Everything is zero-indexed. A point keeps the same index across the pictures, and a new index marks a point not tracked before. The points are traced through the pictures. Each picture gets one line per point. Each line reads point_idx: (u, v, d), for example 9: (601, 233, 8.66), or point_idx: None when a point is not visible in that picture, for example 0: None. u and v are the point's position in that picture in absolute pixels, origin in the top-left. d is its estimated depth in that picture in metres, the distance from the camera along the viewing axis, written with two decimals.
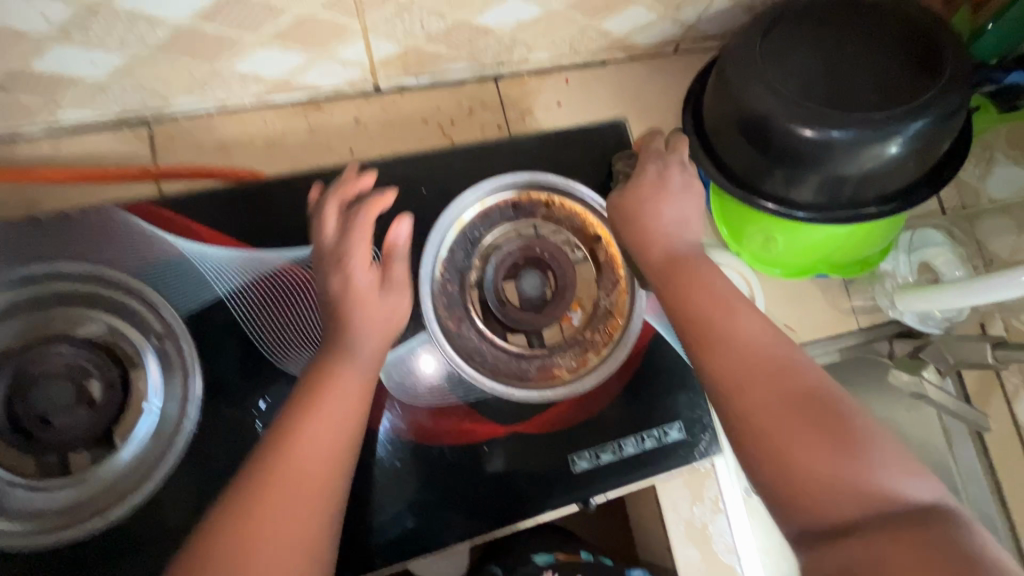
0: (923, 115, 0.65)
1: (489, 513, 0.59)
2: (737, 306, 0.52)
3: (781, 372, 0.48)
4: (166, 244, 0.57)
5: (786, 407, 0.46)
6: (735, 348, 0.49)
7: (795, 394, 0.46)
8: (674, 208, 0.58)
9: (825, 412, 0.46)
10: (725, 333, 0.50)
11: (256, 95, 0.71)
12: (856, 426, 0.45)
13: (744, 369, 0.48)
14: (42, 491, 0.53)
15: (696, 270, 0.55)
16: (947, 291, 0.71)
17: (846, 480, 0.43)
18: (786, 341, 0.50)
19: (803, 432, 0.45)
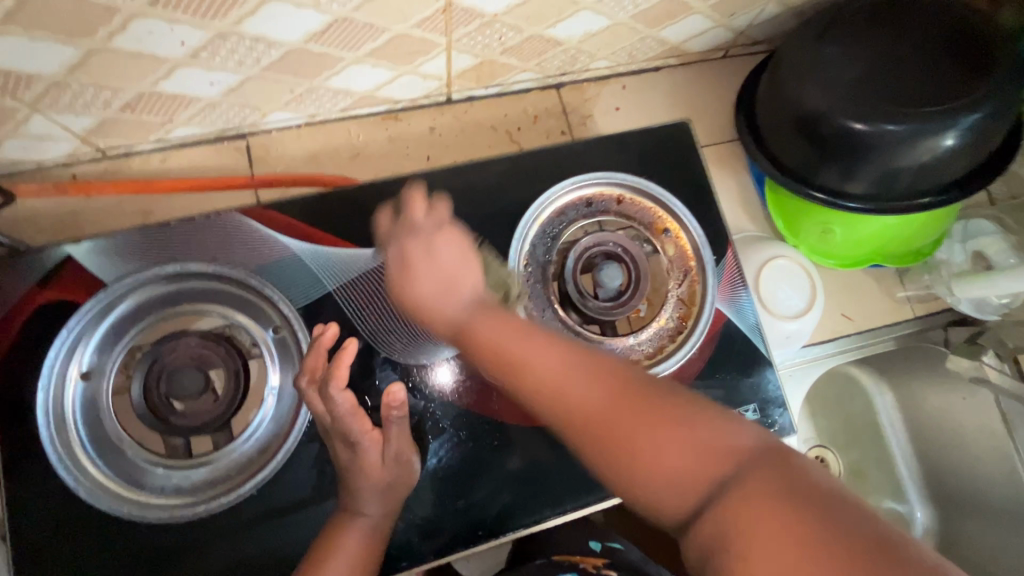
0: (977, 108, 0.69)
1: (579, 490, 0.63)
2: (478, 316, 0.52)
3: (513, 367, 0.49)
4: (279, 243, 0.62)
5: (545, 397, 0.47)
6: (502, 350, 0.50)
7: (536, 379, 0.48)
8: (429, 278, 0.55)
9: (609, 391, 0.46)
10: (479, 344, 0.51)
11: (343, 108, 0.77)
12: (574, 401, 0.46)
13: (575, 389, 0.47)
14: (179, 470, 0.57)
15: (491, 317, 0.53)
16: (1006, 276, 0.74)
17: (638, 454, 0.43)
18: (527, 336, 0.50)
19: (571, 419, 0.46)
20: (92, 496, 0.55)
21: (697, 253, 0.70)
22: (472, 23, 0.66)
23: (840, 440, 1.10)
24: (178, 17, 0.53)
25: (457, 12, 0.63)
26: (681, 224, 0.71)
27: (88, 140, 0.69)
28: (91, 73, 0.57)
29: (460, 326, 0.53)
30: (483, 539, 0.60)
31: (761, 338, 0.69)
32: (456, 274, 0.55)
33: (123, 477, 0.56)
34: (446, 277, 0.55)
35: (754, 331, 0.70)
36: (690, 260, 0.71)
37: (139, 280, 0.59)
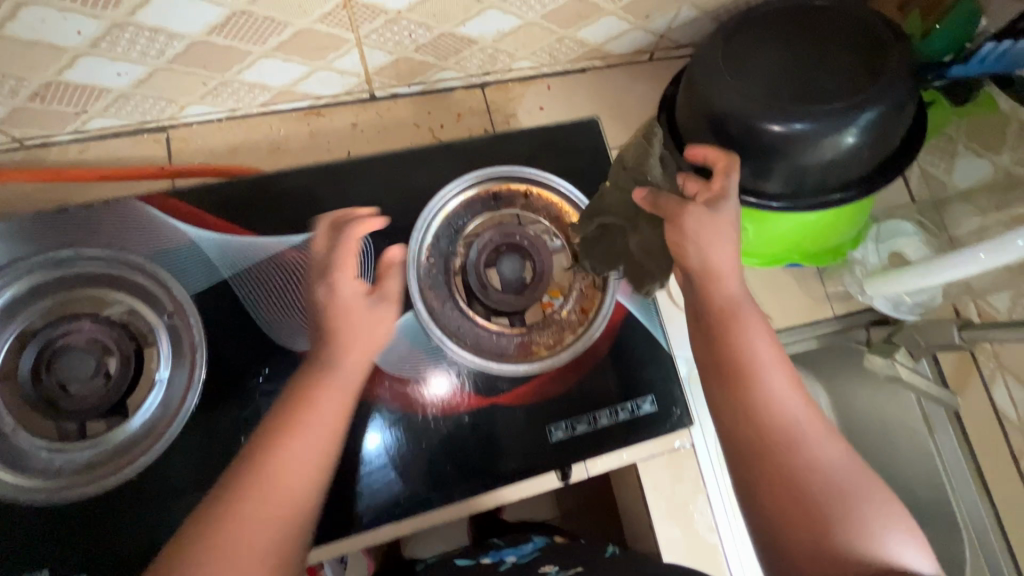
0: (872, 106, 0.70)
1: (470, 481, 0.63)
2: (812, 415, 0.52)
3: (792, 438, 0.51)
4: (178, 230, 0.64)
5: (782, 463, 0.50)
6: (759, 403, 0.52)
7: (789, 450, 0.50)
8: (717, 249, 0.57)
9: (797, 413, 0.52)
10: (758, 402, 0.52)
11: (262, 103, 0.78)
12: (790, 440, 0.50)
13: (758, 399, 0.53)
14: (62, 452, 0.58)
15: (751, 319, 0.56)
16: (910, 272, 0.75)
17: (760, 406, 0.52)
18: (751, 321, 0.56)
19: (797, 496, 0.48)
20: None
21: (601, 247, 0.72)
22: (377, 19, 0.67)
23: None
24: (67, 6, 0.55)
25: (359, 8, 0.65)
26: None
27: (3, 130, 0.70)
28: None
29: (716, 311, 0.57)
30: (369, 525, 0.61)
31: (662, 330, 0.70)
32: (725, 269, 0.57)
33: (4, 459, 0.57)
34: (739, 254, 0.58)
35: (653, 323, 0.70)
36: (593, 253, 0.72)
37: (33, 265, 0.60)
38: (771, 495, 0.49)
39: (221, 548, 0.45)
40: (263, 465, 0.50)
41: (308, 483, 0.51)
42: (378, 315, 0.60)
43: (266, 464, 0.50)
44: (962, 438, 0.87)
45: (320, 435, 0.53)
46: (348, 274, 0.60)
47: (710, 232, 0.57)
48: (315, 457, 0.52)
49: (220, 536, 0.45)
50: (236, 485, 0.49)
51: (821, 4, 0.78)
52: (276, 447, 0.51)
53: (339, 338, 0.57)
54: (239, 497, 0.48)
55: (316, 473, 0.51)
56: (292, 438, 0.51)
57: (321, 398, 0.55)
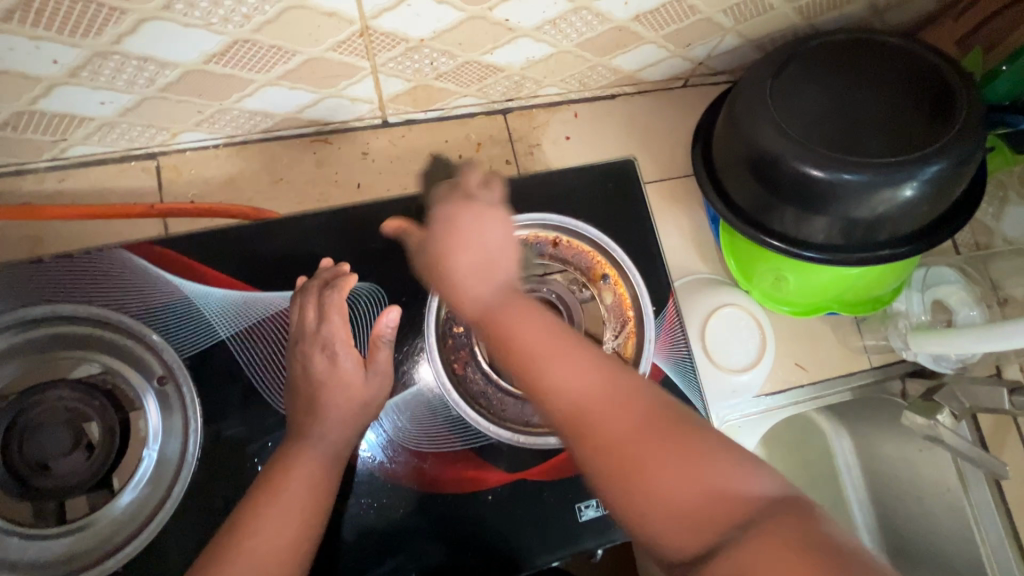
0: (936, 160, 0.65)
1: (493, 566, 0.57)
2: (554, 345, 0.45)
3: (614, 385, 0.43)
4: (170, 284, 0.57)
5: (629, 420, 0.42)
6: (576, 358, 0.45)
7: (623, 405, 0.42)
8: (486, 240, 0.51)
9: (615, 392, 0.43)
10: (562, 375, 0.43)
11: (264, 129, 0.71)
12: (559, 414, 0.42)
13: (572, 392, 0.43)
14: (37, 539, 0.51)
15: (517, 307, 0.48)
16: (962, 335, 0.69)
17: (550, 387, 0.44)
18: (509, 299, 0.48)
19: (661, 455, 0.40)
20: None
21: (637, 303, 0.66)
22: (396, 48, 0.60)
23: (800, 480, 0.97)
24: (39, 34, 0.47)
25: (377, 36, 0.57)
26: (620, 270, 0.66)
27: None
28: None
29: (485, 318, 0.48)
30: None
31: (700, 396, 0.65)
32: (444, 252, 0.53)
33: None
34: (503, 253, 0.51)
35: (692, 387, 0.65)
36: (628, 309, 0.66)
37: (2, 324, 0.53)
38: (624, 473, 0.40)
39: None
40: (240, 548, 0.47)
41: (281, 560, 0.48)
42: (371, 389, 0.57)
43: (231, 545, 0.48)
44: (999, 501, 0.80)
45: (296, 509, 0.50)
46: (346, 344, 0.57)
47: (476, 223, 0.53)
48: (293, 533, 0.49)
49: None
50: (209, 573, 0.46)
51: (882, 42, 0.72)
52: (248, 527, 0.48)
53: (327, 413, 0.54)
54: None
55: (292, 549, 0.49)
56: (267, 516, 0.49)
57: (301, 466, 0.52)
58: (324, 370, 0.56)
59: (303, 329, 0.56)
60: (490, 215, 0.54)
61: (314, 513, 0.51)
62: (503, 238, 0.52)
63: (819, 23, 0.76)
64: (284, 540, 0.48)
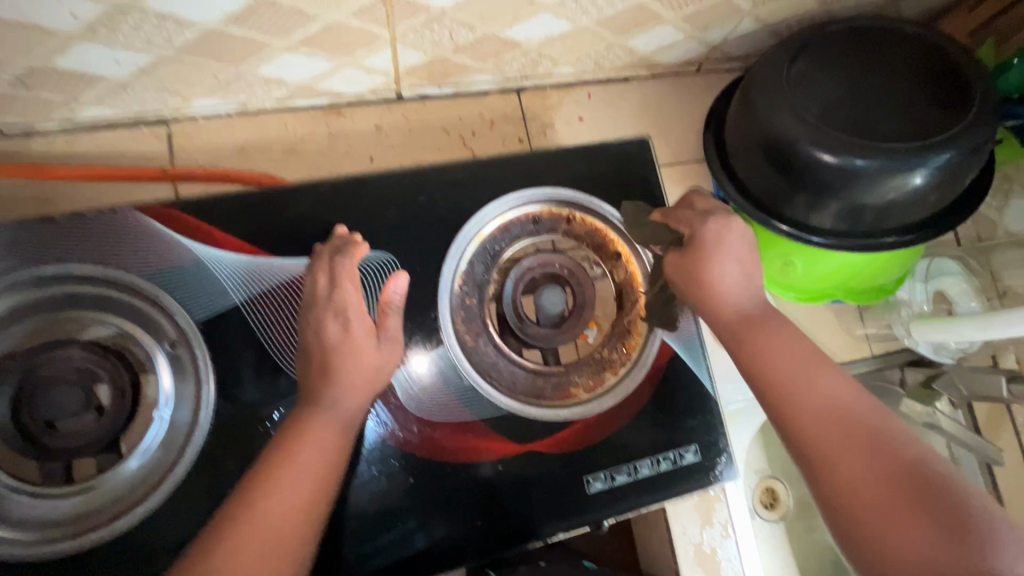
0: (948, 148, 0.65)
1: (501, 534, 0.58)
2: (822, 367, 0.50)
3: (871, 442, 0.46)
4: (182, 247, 0.56)
5: (863, 481, 0.45)
6: (813, 407, 0.48)
7: (878, 467, 0.45)
8: (731, 272, 0.56)
9: (890, 446, 0.45)
10: (810, 408, 0.48)
11: (278, 98, 0.70)
12: (819, 454, 0.47)
13: (819, 429, 0.47)
14: (46, 499, 0.51)
15: (772, 330, 0.53)
16: (964, 323, 0.71)
17: (809, 421, 0.48)
18: (766, 335, 0.53)
19: (905, 512, 0.43)
20: None
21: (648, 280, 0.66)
22: (417, 17, 0.60)
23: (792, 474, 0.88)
24: None
25: (399, 4, 0.57)
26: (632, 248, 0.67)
27: None
28: None
29: (734, 336, 0.54)
30: None
31: (707, 373, 0.65)
32: (725, 287, 0.55)
33: None
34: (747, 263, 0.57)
35: (699, 363, 0.65)
36: (639, 286, 0.66)
37: (12, 283, 0.53)
38: (861, 511, 0.44)
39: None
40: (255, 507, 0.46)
41: (294, 523, 0.46)
42: (382, 358, 0.55)
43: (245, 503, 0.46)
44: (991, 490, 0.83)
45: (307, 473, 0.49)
46: (359, 310, 0.55)
47: (724, 236, 0.57)
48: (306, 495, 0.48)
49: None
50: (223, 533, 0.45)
51: (896, 30, 0.73)
52: (256, 491, 0.46)
53: (340, 378, 0.53)
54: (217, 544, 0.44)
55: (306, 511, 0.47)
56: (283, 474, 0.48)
57: (313, 427, 0.51)
58: (337, 336, 0.54)
59: (315, 294, 0.55)
60: (739, 238, 0.57)
61: (326, 478, 0.49)
62: (733, 282, 0.56)
63: (834, 9, 0.77)
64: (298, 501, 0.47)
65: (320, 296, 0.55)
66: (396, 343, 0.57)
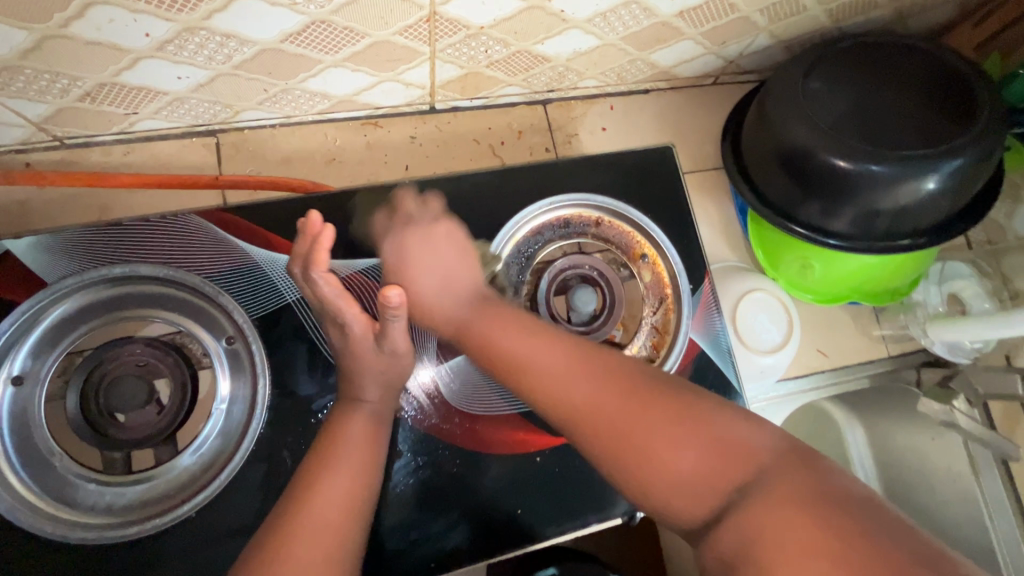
0: (960, 154, 0.68)
1: (539, 522, 0.61)
2: (536, 337, 0.54)
3: (600, 378, 0.50)
4: (238, 249, 0.60)
5: (611, 424, 0.47)
6: (552, 362, 0.52)
7: (613, 397, 0.49)
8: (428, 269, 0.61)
9: (600, 382, 0.50)
10: (539, 370, 0.52)
11: (320, 111, 0.74)
12: (566, 413, 0.50)
13: (574, 391, 0.50)
14: (114, 486, 0.54)
15: (493, 316, 0.57)
16: (980, 322, 0.73)
17: (538, 388, 0.51)
18: (489, 314, 0.58)
19: (663, 438, 0.45)
20: (13, 513, 0.51)
21: (674, 282, 0.69)
22: (457, 34, 0.64)
23: None
24: (140, 7, 0.50)
25: (442, 22, 0.61)
26: (659, 250, 0.70)
27: (45, 128, 0.65)
28: (46, 59, 0.54)
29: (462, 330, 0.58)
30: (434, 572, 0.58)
31: (734, 369, 0.68)
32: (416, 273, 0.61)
33: (50, 493, 0.53)
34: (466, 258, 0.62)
35: (726, 361, 0.68)
36: (666, 288, 0.69)
37: (82, 283, 0.56)
38: (620, 455, 0.46)
39: None
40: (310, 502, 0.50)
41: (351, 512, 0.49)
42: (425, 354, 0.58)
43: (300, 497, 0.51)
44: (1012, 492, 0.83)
45: (355, 467, 0.53)
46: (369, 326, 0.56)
47: (428, 244, 0.62)
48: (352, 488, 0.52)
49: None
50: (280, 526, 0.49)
51: (907, 45, 0.77)
52: None
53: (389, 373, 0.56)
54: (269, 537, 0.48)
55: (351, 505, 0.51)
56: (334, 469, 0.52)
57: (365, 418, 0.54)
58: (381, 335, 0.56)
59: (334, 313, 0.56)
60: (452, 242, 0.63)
61: None
62: (439, 296, 0.60)
63: (847, 25, 0.81)
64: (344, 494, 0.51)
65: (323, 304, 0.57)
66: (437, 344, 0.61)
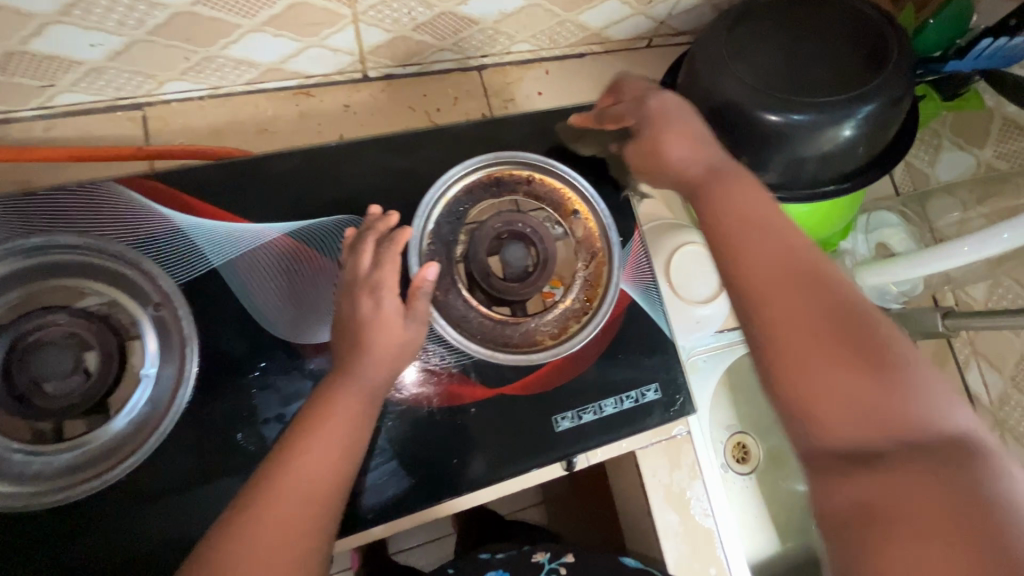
0: (873, 99, 0.71)
1: (478, 470, 0.62)
2: (768, 221, 0.53)
3: (814, 282, 0.48)
4: (161, 216, 0.60)
5: (806, 326, 0.46)
6: (767, 252, 0.50)
7: (822, 301, 0.47)
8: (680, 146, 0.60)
9: (834, 303, 0.47)
10: (767, 271, 0.49)
11: (248, 81, 0.74)
12: (771, 297, 0.48)
13: (776, 259, 0.50)
14: (38, 455, 0.54)
15: (731, 180, 0.56)
16: (900, 263, 0.77)
17: (757, 254, 0.50)
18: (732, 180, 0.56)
19: (833, 360, 0.45)
20: None
21: (605, 235, 0.71)
22: None
23: (763, 426, 1.06)
24: None
25: None
26: (590, 205, 0.72)
27: None
28: None
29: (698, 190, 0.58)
30: (372, 523, 0.59)
31: (664, 317, 0.70)
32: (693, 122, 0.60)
33: None
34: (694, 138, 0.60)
35: (657, 310, 0.70)
36: (596, 241, 0.71)
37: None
38: (789, 343, 0.47)
39: None
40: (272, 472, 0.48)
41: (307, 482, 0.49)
42: (411, 333, 0.57)
43: (270, 479, 0.47)
44: None
45: None
46: (365, 284, 0.57)
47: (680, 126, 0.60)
48: (328, 474, 0.49)
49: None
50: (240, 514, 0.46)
51: None
52: None
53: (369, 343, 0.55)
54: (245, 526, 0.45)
55: (327, 485, 0.49)
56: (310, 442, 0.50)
57: None
58: None
59: (356, 274, 0.57)
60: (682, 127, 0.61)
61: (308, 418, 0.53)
62: (662, 176, 0.59)
63: None
64: (319, 478, 0.49)
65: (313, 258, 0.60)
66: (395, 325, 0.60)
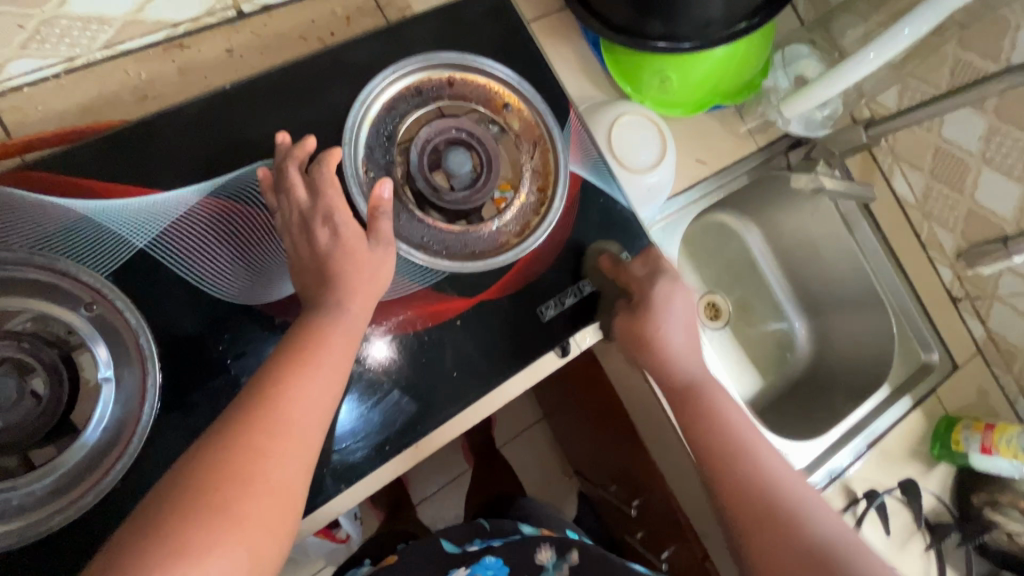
0: None
1: (478, 378, 0.63)
2: (743, 412, 0.63)
3: (786, 512, 0.56)
4: (60, 208, 0.53)
5: (779, 542, 0.54)
6: (745, 469, 0.58)
7: (778, 506, 0.56)
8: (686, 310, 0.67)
9: (807, 540, 0.54)
10: (745, 485, 0.58)
11: (105, 44, 0.65)
12: (756, 509, 0.56)
13: (748, 489, 0.57)
14: (12, 490, 0.49)
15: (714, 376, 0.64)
16: (819, 84, 0.79)
17: (751, 485, 0.58)
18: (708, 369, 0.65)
19: None
20: None
21: (541, 122, 0.69)
22: None
23: (725, 280, 1.11)
24: None
25: None
26: (519, 94, 0.69)
27: None
28: None
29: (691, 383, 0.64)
30: (393, 454, 0.59)
31: (618, 188, 0.71)
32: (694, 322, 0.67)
33: None
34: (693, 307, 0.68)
35: (610, 182, 0.71)
36: (534, 130, 0.69)
37: None
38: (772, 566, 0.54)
39: (177, 498, 0.39)
40: (255, 413, 0.43)
41: (299, 441, 0.44)
42: (378, 257, 0.54)
43: (262, 416, 0.43)
44: (874, 229, 0.98)
45: (248, 387, 0.46)
46: (314, 223, 0.53)
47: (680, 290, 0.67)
48: (318, 430, 0.46)
49: (195, 525, 0.38)
50: (224, 451, 0.41)
51: None
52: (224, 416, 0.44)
53: (342, 280, 0.51)
54: (230, 455, 0.41)
55: (322, 417, 0.46)
56: (302, 374, 0.46)
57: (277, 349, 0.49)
58: None
59: (297, 210, 0.54)
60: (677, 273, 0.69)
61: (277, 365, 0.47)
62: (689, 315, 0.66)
63: None
64: (314, 412, 0.46)
65: (257, 211, 0.57)
66: (335, 306, 0.51)
